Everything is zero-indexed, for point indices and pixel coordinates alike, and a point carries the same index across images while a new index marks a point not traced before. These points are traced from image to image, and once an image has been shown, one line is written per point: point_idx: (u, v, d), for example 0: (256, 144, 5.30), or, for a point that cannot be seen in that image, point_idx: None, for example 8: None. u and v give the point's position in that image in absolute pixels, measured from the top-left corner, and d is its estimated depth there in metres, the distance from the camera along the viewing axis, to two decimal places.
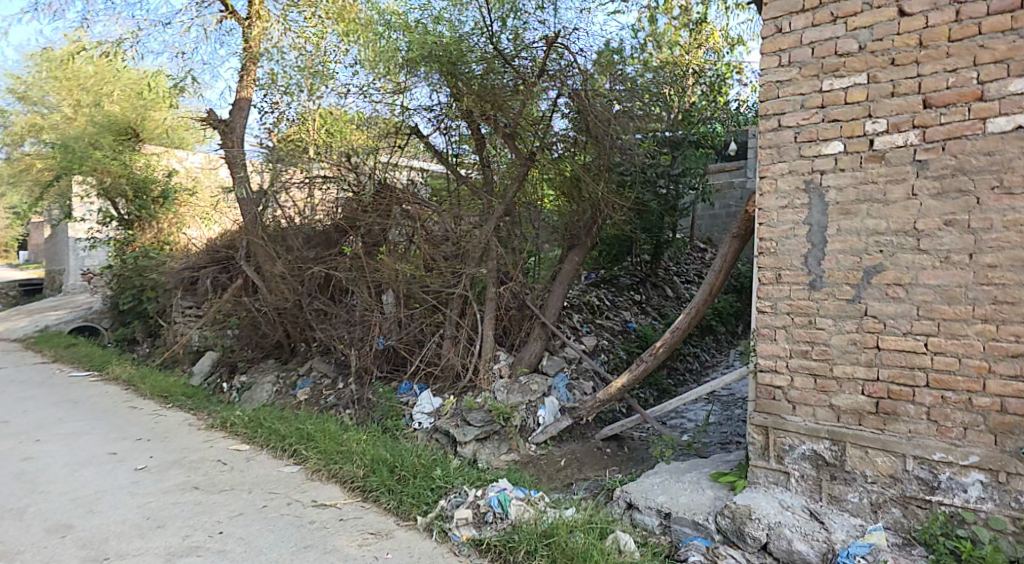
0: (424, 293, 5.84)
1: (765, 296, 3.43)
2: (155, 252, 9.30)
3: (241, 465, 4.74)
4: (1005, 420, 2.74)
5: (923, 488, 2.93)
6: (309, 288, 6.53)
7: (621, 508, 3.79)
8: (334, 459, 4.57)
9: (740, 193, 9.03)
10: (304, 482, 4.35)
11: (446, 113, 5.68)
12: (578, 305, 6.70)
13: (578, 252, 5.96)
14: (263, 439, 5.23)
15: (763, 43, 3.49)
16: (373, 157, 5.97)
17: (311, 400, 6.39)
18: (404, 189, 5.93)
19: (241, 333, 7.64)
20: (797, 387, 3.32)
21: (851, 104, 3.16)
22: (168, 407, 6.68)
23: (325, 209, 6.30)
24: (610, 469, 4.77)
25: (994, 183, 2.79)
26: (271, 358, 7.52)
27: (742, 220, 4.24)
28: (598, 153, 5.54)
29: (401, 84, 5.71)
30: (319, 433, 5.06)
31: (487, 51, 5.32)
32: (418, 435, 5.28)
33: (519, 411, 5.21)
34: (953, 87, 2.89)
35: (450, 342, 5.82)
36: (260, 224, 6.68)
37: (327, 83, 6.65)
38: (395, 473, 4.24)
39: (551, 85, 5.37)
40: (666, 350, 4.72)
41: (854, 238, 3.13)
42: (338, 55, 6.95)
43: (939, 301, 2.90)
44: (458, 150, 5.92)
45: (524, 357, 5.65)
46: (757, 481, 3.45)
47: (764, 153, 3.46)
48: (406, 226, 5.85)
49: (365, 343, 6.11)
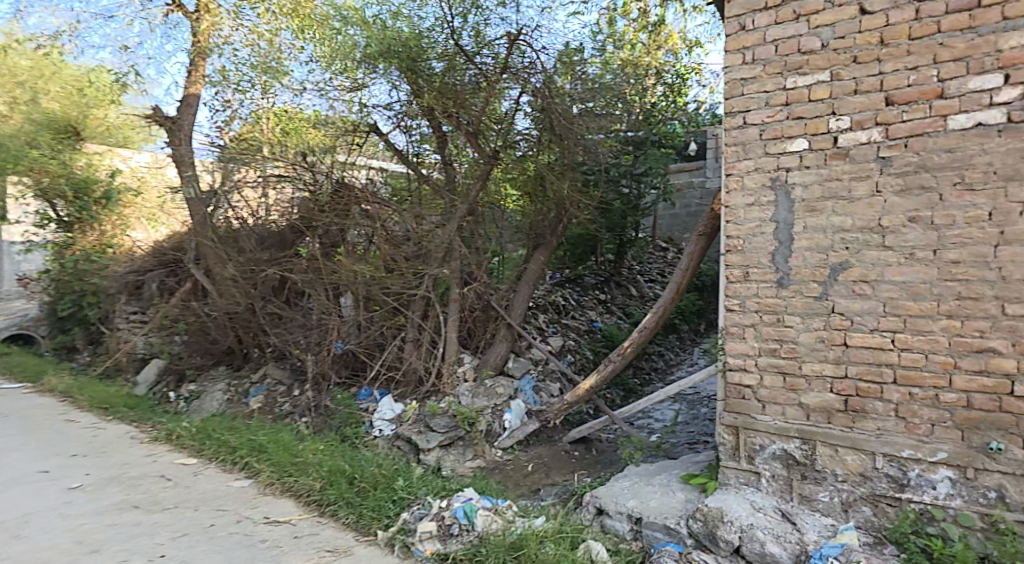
0: (385, 295, 5.63)
1: (733, 294, 3.39)
2: (97, 254, 8.77)
3: (187, 480, 4.46)
4: (971, 416, 2.74)
5: (892, 486, 2.92)
6: (262, 291, 6.25)
7: (591, 514, 3.73)
8: (289, 471, 4.34)
9: (701, 193, 9.07)
10: (256, 497, 4.11)
11: (407, 111, 5.50)
12: (543, 305, 6.62)
13: (544, 251, 5.86)
14: (213, 452, 4.94)
15: (727, 40, 3.44)
16: (330, 156, 5.71)
17: (265, 408, 6.13)
18: (363, 188, 5.64)
19: (189, 340, 7.26)
20: (766, 386, 3.29)
21: (815, 102, 3.14)
22: (109, 419, 6.29)
23: (278, 209, 5.97)
24: (579, 473, 4.67)
25: (955, 180, 2.79)
26: (222, 365, 7.23)
27: (707, 218, 4.19)
28: (562, 151, 5.48)
29: (359, 81, 5.53)
30: (272, 444, 4.81)
31: (449, 48, 5.20)
32: (379, 443, 5.09)
33: (484, 415, 5.07)
34: (913, 84, 2.88)
35: (413, 346, 5.65)
36: (209, 225, 6.35)
37: (281, 80, 6.44)
38: (354, 485, 4.05)
39: (512, 82, 5.27)
40: (633, 350, 4.65)
41: (820, 235, 3.11)
42: (293, 53, 6.64)
43: (904, 297, 2.89)
44: (419, 149, 5.74)
45: (489, 360, 5.52)
46: (728, 482, 3.40)
47: (730, 150, 3.41)
48: (365, 226, 5.61)
49: (323, 348, 5.86)
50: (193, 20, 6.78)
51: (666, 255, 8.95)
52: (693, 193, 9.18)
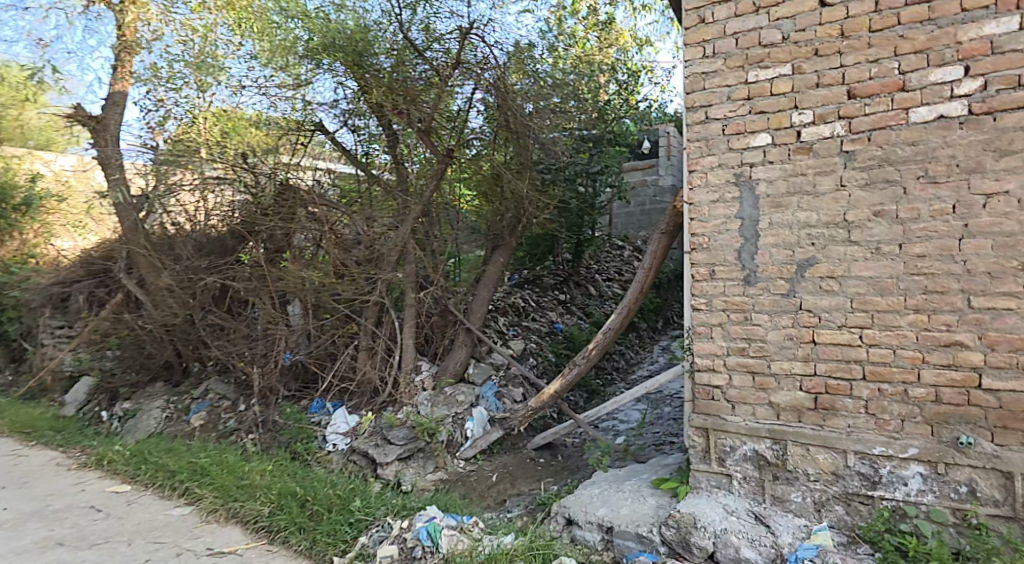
0: (335, 302, 5.37)
1: (700, 293, 3.30)
2: (17, 265, 8.02)
3: (120, 510, 4.08)
4: (939, 410, 2.73)
5: (864, 483, 2.89)
6: (201, 300, 5.90)
7: (560, 525, 3.62)
8: (234, 496, 4.02)
9: (655, 190, 9.08)
10: (199, 526, 3.78)
11: (354, 110, 5.24)
12: (503, 307, 6.47)
13: (502, 253, 5.67)
14: (148, 477, 4.55)
15: (686, 33, 3.36)
16: (272, 157, 5.36)
17: (208, 426, 5.75)
18: (309, 190, 5.35)
19: (121, 355, 6.76)
20: (735, 386, 3.21)
21: (777, 96, 3.09)
22: (30, 445, 5.75)
23: (217, 214, 5.59)
24: (545, 481, 4.53)
25: (919, 173, 2.77)
26: (160, 380, 6.78)
27: (670, 216, 4.11)
28: (518, 149, 5.35)
29: (302, 78, 5.22)
30: (215, 466, 4.47)
31: (397, 42, 4.96)
32: (334, 459, 4.84)
33: (445, 424, 4.87)
34: (876, 77, 2.86)
35: (366, 354, 5.40)
36: (141, 232, 5.90)
37: (218, 77, 6.01)
38: (307, 508, 3.78)
39: (465, 77, 5.09)
40: (598, 352, 4.54)
41: (786, 231, 3.06)
42: (229, 50, 6.21)
43: (871, 293, 2.86)
44: (368, 149, 5.46)
45: (448, 367, 5.31)
46: (699, 486, 3.32)
47: (693, 146, 3.33)
48: (312, 230, 5.30)
49: (269, 359, 5.58)
50: (116, 11, 6.24)
51: (622, 253, 8.89)
52: (647, 190, 9.16)
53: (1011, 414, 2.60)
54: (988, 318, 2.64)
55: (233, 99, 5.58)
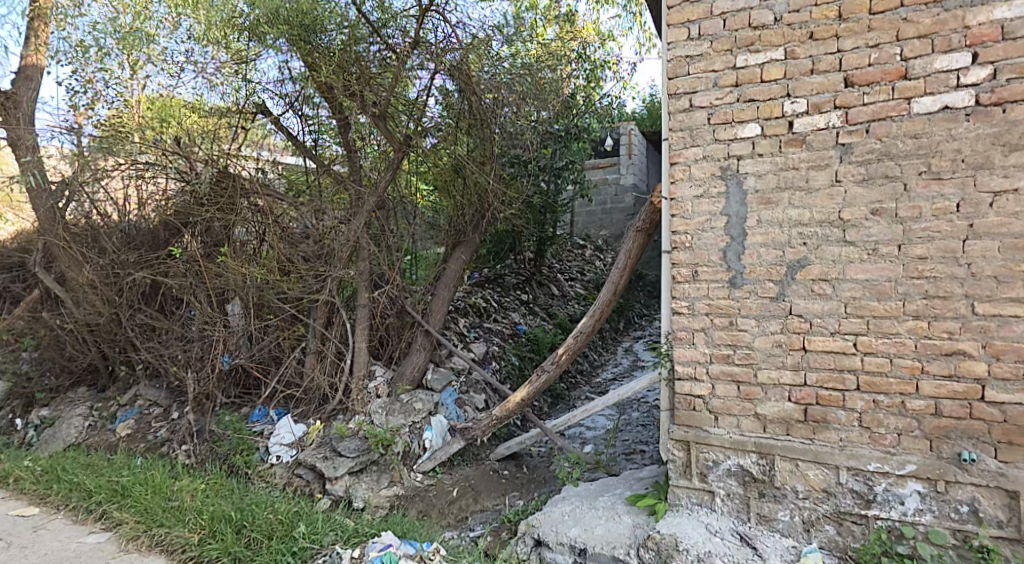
0: (281, 301, 4.96)
1: (680, 296, 3.05)
2: None
3: (25, 539, 3.54)
4: (940, 424, 2.56)
5: (858, 502, 2.70)
6: (129, 297, 5.40)
7: (528, 546, 3.33)
8: (158, 521, 3.53)
9: (615, 190, 8.93)
10: (114, 558, 3.30)
11: (301, 92, 4.78)
12: (463, 308, 6.09)
13: (464, 250, 5.28)
14: (61, 498, 4.00)
15: (668, 13, 3.07)
16: (211, 144, 4.82)
17: (136, 436, 5.21)
18: (251, 178, 4.87)
19: (41, 357, 6.09)
20: (719, 396, 2.97)
21: (768, 83, 2.86)
22: None
23: (150, 204, 5.10)
24: (510, 495, 4.31)
25: (921, 168, 2.59)
26: (83, 385, 6.15)
27: (646, 212, 3.83)
28: (481, 138, 4.94)
29: (241, 56, 4.66)
30: (140, 484, 3.96)
31: (349, 16, 4.48)
32: (276, 472, 4.41)
33: (402, 435, 4.49)
34: (875, 64, 2.66)
35: (315, 358, 4.99)
36: (58, 221, 5.27)
37: (152, 55, 5.07)
38: (244, 535, 3.36)
39: (424, 58, 4.65)
40: (568, 356, 4.26)
41: (776, 229, 2.83)
42: (166, 28, 5.03)
43: (868, 297, 2.67)
44: (317, 139, 5.00)
45: (405, 372, 4.90)
46: (680, 503, 3.07)
47: (676, 136, 3.05)
48: (255, 223, 4.89)
49: (206, 364, 5.12)
50: None
51: (583, 253, 8.66)
52: (608, 190, 9.01)
53: (1017, 428, 2.46)
54: (994, 325, 2.48)
55: (169, 81, 4.95)
